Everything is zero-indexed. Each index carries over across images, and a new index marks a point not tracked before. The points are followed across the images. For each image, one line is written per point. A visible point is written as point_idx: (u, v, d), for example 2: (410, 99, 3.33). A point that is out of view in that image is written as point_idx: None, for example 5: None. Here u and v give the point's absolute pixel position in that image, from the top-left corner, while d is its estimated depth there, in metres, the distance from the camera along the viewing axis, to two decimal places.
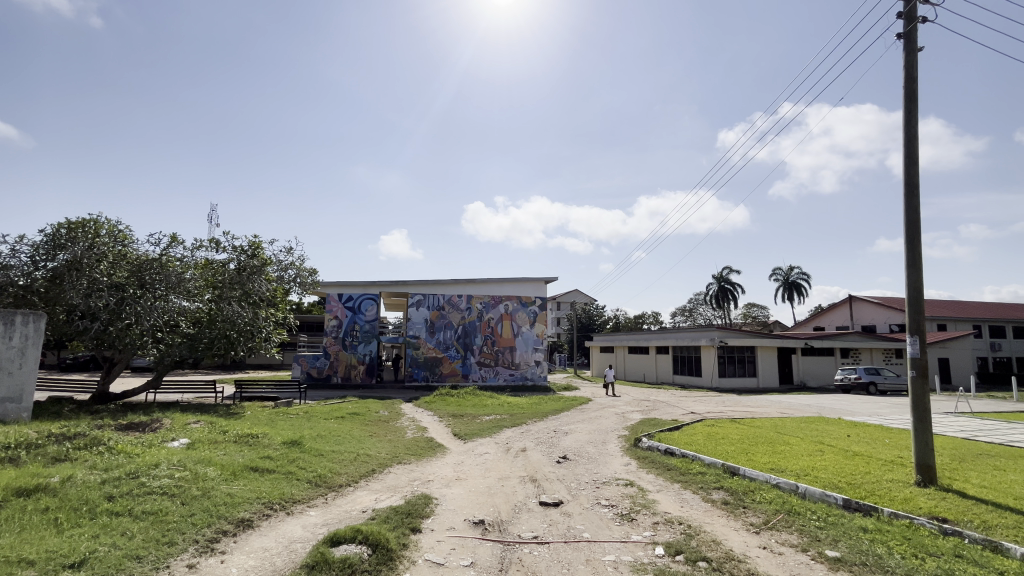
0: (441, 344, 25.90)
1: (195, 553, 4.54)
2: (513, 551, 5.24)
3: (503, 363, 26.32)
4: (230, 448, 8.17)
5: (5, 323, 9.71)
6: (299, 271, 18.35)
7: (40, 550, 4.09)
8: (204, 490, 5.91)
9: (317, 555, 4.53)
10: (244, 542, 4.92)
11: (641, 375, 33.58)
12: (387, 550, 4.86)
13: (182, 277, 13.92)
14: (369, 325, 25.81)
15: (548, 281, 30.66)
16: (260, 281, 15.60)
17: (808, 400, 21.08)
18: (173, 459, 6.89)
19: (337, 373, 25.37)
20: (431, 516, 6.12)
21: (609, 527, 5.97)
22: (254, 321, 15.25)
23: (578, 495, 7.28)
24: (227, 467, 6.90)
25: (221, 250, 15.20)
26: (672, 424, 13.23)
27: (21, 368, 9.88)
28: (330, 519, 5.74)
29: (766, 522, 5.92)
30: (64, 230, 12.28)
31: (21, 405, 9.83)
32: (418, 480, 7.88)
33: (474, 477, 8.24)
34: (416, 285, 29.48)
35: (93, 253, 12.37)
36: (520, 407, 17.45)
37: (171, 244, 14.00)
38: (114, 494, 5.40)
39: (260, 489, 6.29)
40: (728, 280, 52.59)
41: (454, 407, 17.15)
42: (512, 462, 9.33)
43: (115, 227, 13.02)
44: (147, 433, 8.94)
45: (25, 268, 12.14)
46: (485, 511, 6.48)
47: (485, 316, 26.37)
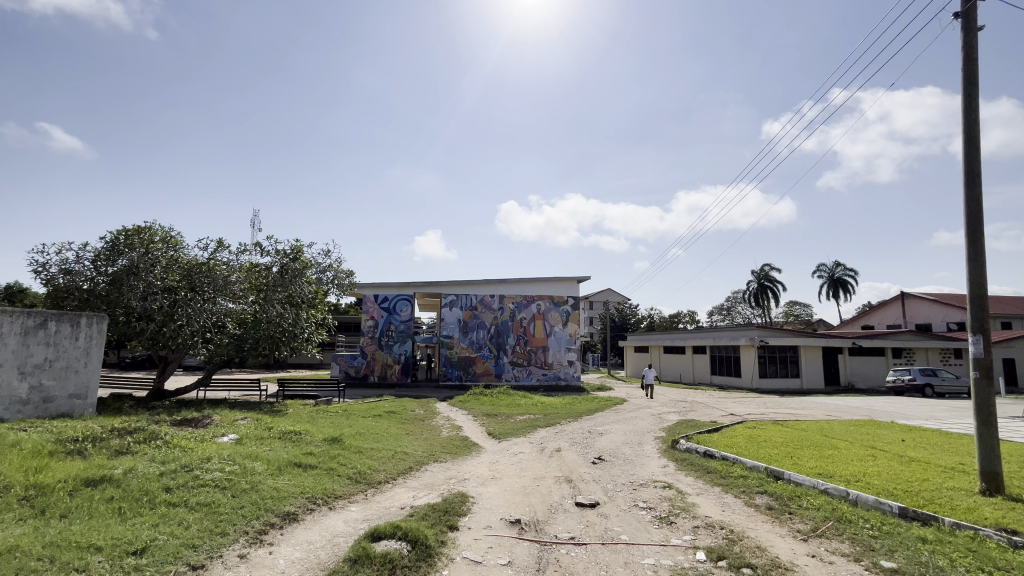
0: (474, 344, 26.13)
1: (245, 544, 4.74)
2: (550, 551, 5.23)
3: (536, 362, 26.28)
4: (276, 444, 8.50)
5: (72, 324, 10.51)
6: (337, 273, 18.87)
7: (106, 537, 4.35)
8: (252, 483, 6.17)
9: (360, 549, 4.66)
10: (290, 535, 5.10)
11: (677, 375, 32.80)
12: (425, 547, 4.92)
13: (228, 280, 14.55)
14: (404, 325, 26.29)
15: (580, 280, 30.53)
16: (301, 283, 16.15)
17: (856, 402, 20.09)
18: (223, 453, 7.22)
19: (374, 373, 25.98)
20: (467, 514, 6.17)
21: (647, 530, 5.87)
22: (295, 321, 15.80)
23: (615, 497, 7.18)
24: (273, 462, 7.18)
25: (264, 254, 15.85)
26: (710, 426, 12.91)
27: (86, 366, 10.66)
28: (370, 515, 5.88)
29: (814, 529, 5.68)
30: (122, 236, 13.13)
31: (86, 401, 10.61)
32: (454, 478, 7.96)
33: (509, 476, 8.27)
34: (449, 285, 29.92)
35: (148, 258, 13.17)
36: (554, 407, 17.38)
37: (217, 248, 14.68)
38: (170, 486, 5.69)
39: (304, 485, 6.50)
40: (769, 277, 50.70)
41: (488, 407, 17.28)
42: (547, 462, 9.31)
43: (167, 233, 13.77)
44: (198, 429, 9.40)
45: (88, 273, 13.04)
46: (520, 510, 6.49)
47: (517, 316, 26.38)
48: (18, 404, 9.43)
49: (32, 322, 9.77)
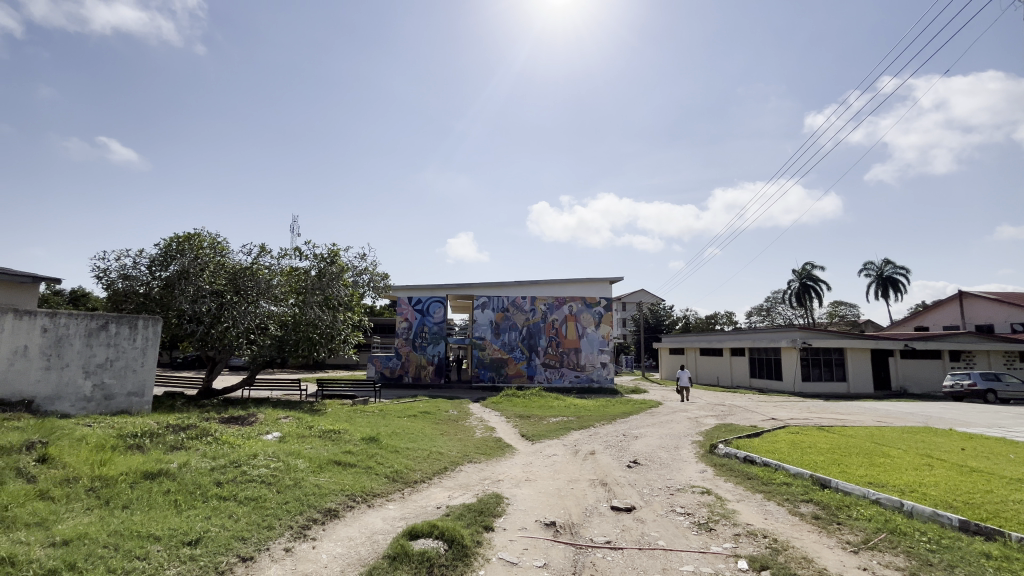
0: (506, 345, 26.24)
1: (290, 538, 4.93)
2: (585, 554, 5.20)
3: (568, 364, 26.13)
4: (317, 443, 8.79)
5: (131, 326, 11.09)
6: (373, 276, 19.33)
7: (165, 527, 4.61)
8: (296, 480, 6.40)
9: (398, 547, 4.76)
10: (332, 531, 5.27)
11: (715, 378, 31.90)
12: (462, 547, 4.98)
13: (270, 284, 15.14)
14: (437, 326, 26.66)
15: (613, 280, 30.20)
16: (338, 286, 16.67)
17: (909, 408, 19.04)
18: (269, 450, 7.52)
19: (408, 373, 26.45)
20: (502, 515, 6.20)
21: (686, 536, 5.74)
22: (333, 323, 16.29)
23: (651, 501, 7.07)
24: (314, 460, 7.44)
25: (304, 258, 16.41)
26: (750, 430, 12.51)
27: (143, 366, 11.19)
28: (407, 514, 5.99)
29: (866, 540, 5.41)
30: (174, 243, 13.92)
31: (143, 399, 11.15)
32: (489, 479, 8.02)
33: (543, 478, 8.26)
34: (481, 287, 30.18)
35: (197, 263, 13.90)
36: (587, 409, 17.25)
37: (260, 253, 15.31)
38: (221, 480, 5.98)
39: (344, 482, 6.70)
40: (811, 276, 48.66)
41: (521, 408, 17.30)
42: (581, 465, 9.25)
43: (214, 239, 14.48)
44: (245, 426, 9.82)
45: (145, 278, 13.88)
46: (555, 512, 6.48)
47: (549, 317, 26.32)
48: (81, 400, 10.21)
49: (94, 324, 10.52)
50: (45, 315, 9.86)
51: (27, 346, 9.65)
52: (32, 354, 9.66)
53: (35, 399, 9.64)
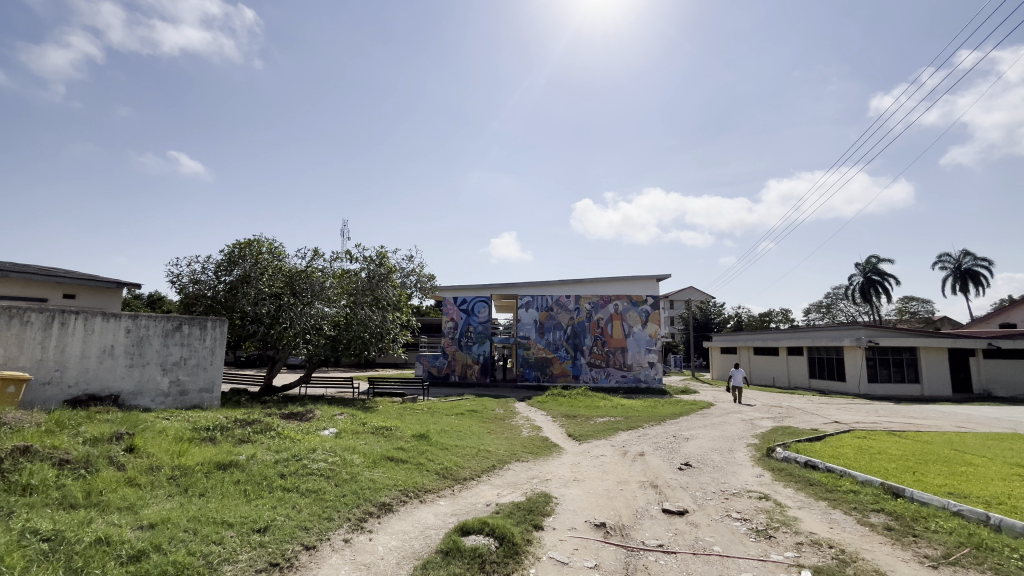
0: (551, 344, 26.17)
1: (349, 530, 5.14)
2: (638, 557, 5.11)
3: (614, 363, 25.70)
4: (370, 439, 9.12)
5: (201, 327, 11.95)
6: (419, 277, 19.80)
7: (237, 515, 4.93)
8: (352, 474, 6.67)
9: (451, 542, 4.87)
10: (387, 524, 5.45)
11: (770, 378, 30.43)
12: (512, 544, 5.02)
13: (324, 286, 15.83)
14: (482, 326, 26.96)
15: (660, 278, 29.45)
16: (387, 287, 17.19)
17: (994, 412, 17.41)
18: (326, 445, 7.88)
19: (455, 372, 26.91)
20: (551, 515, 6.20)
21: (743, 543, 5.52)
22: (383, 323, 16.84)
23: (705, 505, 6.85)
24: (369, 455, 7.72)
25: (354, 261, 17.03)
26: (811, 434, 11.84)
27: (212, 364, 12.05)
28: (458, 510, 6.11)
29: (947, 555, 5.00)
30: (237, 249, 14.83)
31: (212, 395, 12.04)
32: (537, 478, 8.03)
33: (592, 478, 8.18)
34: (525, 286, 30.26)
35: (258, 268, 14.76)
36: (635, 409, 16.93)
37: (314, 257, 16.04)
38: (284, 473, 6.33)
39: (397, 478, 6.91)
40: (877, 271, 45.48)
41: (566, 408, 17.20)
42: (631, 466, 9.10)
43: (272, 245, 15.30)
44: (304, 422, 10.33)
45: (212, 282, 14.89)
46: (605, 514, 6.41)
47: (594, 316, 26.01)
48: (159, 395, 11.11)
49: (170, 325, 11.39)
50: (128, 317, 10.76)
51: (113, 345, 10.50)
52: (118, 353, 10.54)
53: (121, 394, 10.51)
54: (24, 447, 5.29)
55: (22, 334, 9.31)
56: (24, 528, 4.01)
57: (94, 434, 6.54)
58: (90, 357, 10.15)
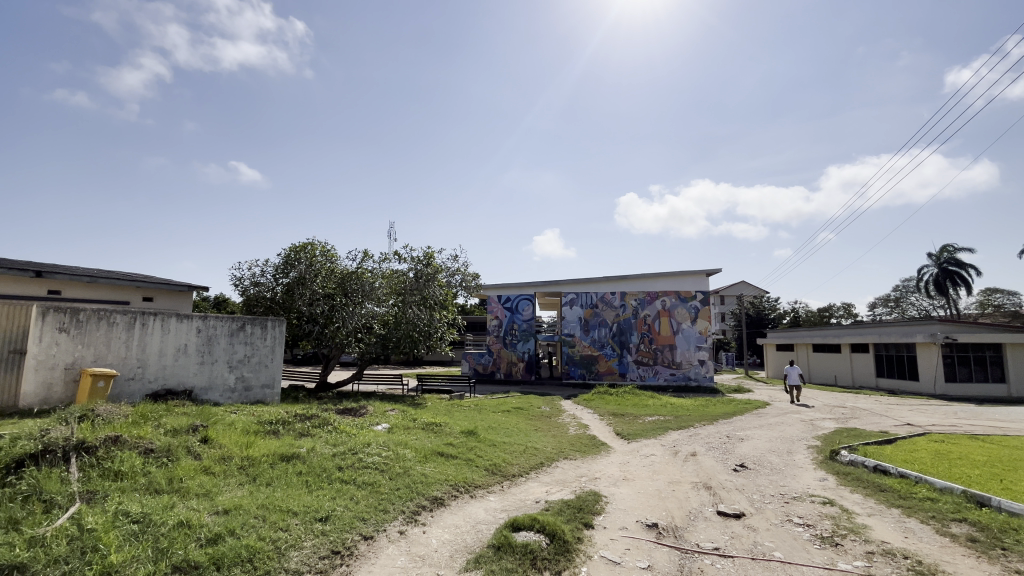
0: (597, 342, 25.86)
1: (404, 522, 5.32)
2: (693, 560, 4.98)
3: (662, 361, 25.07)
4: (421, 434, 9.37)
5: (263, 326, 12.62)
6: (464, 276, 20.11)
7: (300, 504, 5.21)
8: (405, 468, 6.88)
9: (502, 538, 4.93)
10: (440, 518, 5.58)
11: (832, 377, 28.70)
12: (563, 542, 5.01)
13: (373, 286, 16.36)
14: (526, 324, 27.03)
15: (710, 273, 28.45)
16: (434, 286, 17.55)
17: None
18: (379, 440, 8.16)
19: (500, 370, 27.13)
20: (602, 514, 6.14)
21: (806, 549, 5.26)
22: (430, 322, 17.23)
23: (763, 509, 6.56)
24: (420, 450, 7.93)
25: (402, 261, 17.50)
26: (881, 436, 11.08)
27: (272, 361, 12.70)
28: (508, 506, 6.16)
29: None
30: (293, 253, 15.61)
31: (273, 390, 12.71)
32: (586, 476, 7.98)
33: (642, 478, 8.02)
34: (569, 283, 30.05)
35: (312, 270, 15.47)
36: (685, 408, 16.44)
37: (364, 258, 16.60)
38: (342, 465, 6.61)
39: (448, 473, 7.06)
40: (953, 261, 41.88)
41: (613, 406, 16.96)
42: (682, 466, 8.86)
43: (325, 247, 15.98)
44: (358, 417, 10.75)
45: (271, 284, 15.75)
46: (657, 514, 6.27)
47: (641, 313, 25.46)
48: (227, 390, 11.90)
49: (235, 325, 12.13)
50: (198, 318, 11.55)
51: (186, 344, 11.33)
52: (190, 351, 11.36)
53: (194, 389, 11.34)
54: (115, 437, 5.79)
55: (109, 334, 10.20)
56: (118, 510, 4.41)
57: (173, 425, 7.10)
58: (167, 355, 11.00)
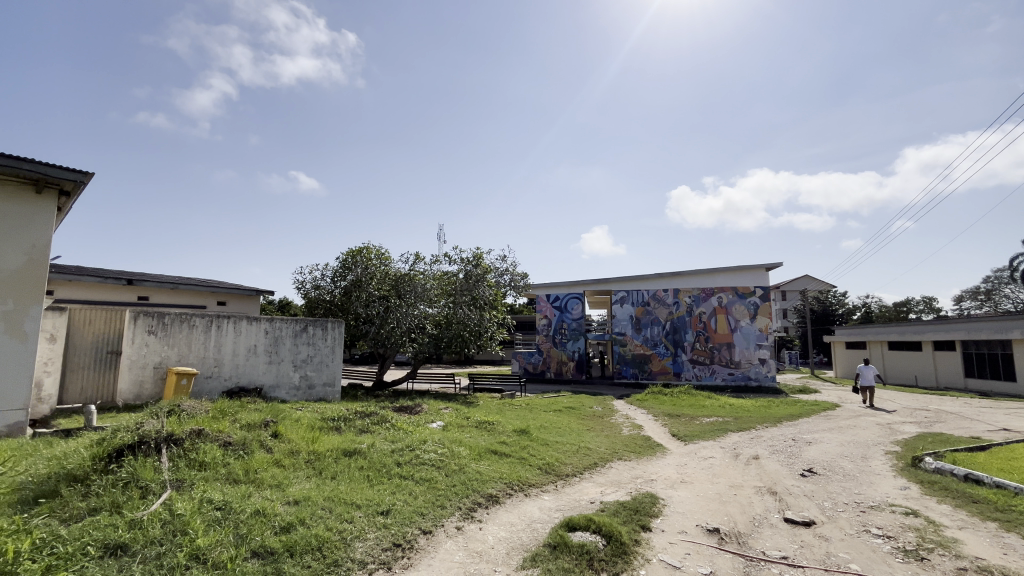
0: (649, 341, 25.23)
1: (460, 518, 5.43)
2: (758, 568, 4.75)
3: (719, 361, 24.08)
4: (475, 433, 9.52)
5: (323, 328, 13.29)
6: (513, 276, 20.25)
7: (363, 497, 5.45)
8: (460, 465, 7.03)
9: (558, 537, 4.93)
10: (495, 515, 5.66)
11: (913, 378, 26.41)
12: (620, 544, 4.94)
13: (425, 287, 16.80)
14: (576, 323, 26.81)
15: (770, 267, 27.02)
16: (483, 286, 17.78)
17: None
18: (435, 437, 8.37)
19: (550, 369, 27.07)
20: (659, 516, 5.99)
21: (886, 563, 4.88)
22: (480, 322, 17.47)
23: (836, 517, 6.16)
24: (474, 448, 8.07)
25: (452, 263, 17.85)
26: (972, 442, 10.09)
27: (333, 361, 13.36)
28: (562, 505, 6.15)
29: None
30: (349, 257, 16.35)
31: (334, 388, 13.36)
32: (641, 477, 7.81)
33: (700, 481, 7.75)
34: (619, 281, 29.51)
35: (368, 273, 16.13)
36: (746, 409, 15.70)
37: (416, 261, 17.09)
38: (401, 461, 6.85)
39: (502, 471, 7.15)
40: None
41: (668, 406, 16.49)
42: (744, 470, 8.48)
43: (379, 251, 16.60)
44: (414, 415, 11.08)
45: (330, 287, 16.57)
46: (719, 519, 6.04)
47: (695, 310, 24.56)
48: (293, 388, 12.62)
49: (299, 326, 12.85)
50: (266, 320, 12.34)
51: (256, 345, 12.11)
52: (260, 351, 12.14)
53: (264, 387, 12.11)
54: (199, 430, 6.29)
55: (189, 335, 11.09)
56: (203, 498, 4.80)
57: (248, 420, 7.63)
58: (239, 355, 11.82)
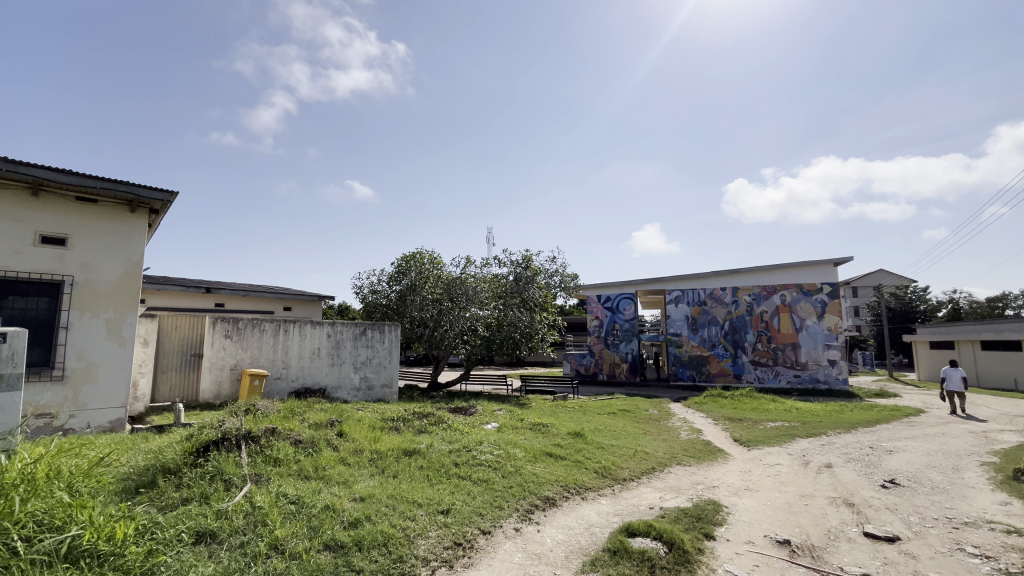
0: (706, 341, 24.27)
1: (518, 519, 5.47)
2: None
3: (784, 362, 22.77)
4: (529, 434, 9.56)
5: (381, 331, 13.83)
6: (562, 278, 20.20)
7: (423, 496, 5.62)
8: (516, 467, 7.08)
9: (618, 542, 4.85)
10: (553, 518, 5.66)
11: (1012, 381, 23.77)
12: (683, 552, 4.79)
13: (476, 291, 17.08)
14: (628, 324, 26.22)
15: (838, 262, 25.28)
16: (533, 288, 17.83)
17: None
18: (490, 438, 8.48)
19: (603, 371, 26.68)
20: (723, 525, 5.75)
21: None
22: (531, 323, 17.51)
23: (924, 533, 5.66)
24: (529, 450, 8.10)
25: (502, 265, 18.05)
26: None
27: (390, 363, 13.86)
28: (621, 510, 6.05)
29: None
30: (404, 262, 16.93)
31: (391, 389, 13.87)
32: (702, 483, 7.53)
33: (767, 489, 7.36)
34: (673, 280, 28.64)
35: (421, 278, 16.62)
36: (815, 414, 14.75)
37: (467, 264, 17.42)
38: (458, 461, 7.00)
39: (558, 473, 7.13)
40: None
41: (730, 410, 15.78)
42: (816, 478, 7.98)
43: (432, 256, 17.07)
44: (469, 416, 11.28)
45: (386, 292, 17.20)
46: (789, 530, 5.71)
47: (756, 310, 23.38)
48: (354, 388, 13.22)
49: (358, 330, 13.44)
50: (328, 324, 12.97)
51: (320, 347, 12.78)
52: (323, 354, 12.80)
53: (327, 388, 12.76)
54: (273, 428, 6.73)
55: (260, 339, 11.85)
56: (279, 492, 5.13)
57: (316, 420, 8.06)
58: (305, 357, 12.53)
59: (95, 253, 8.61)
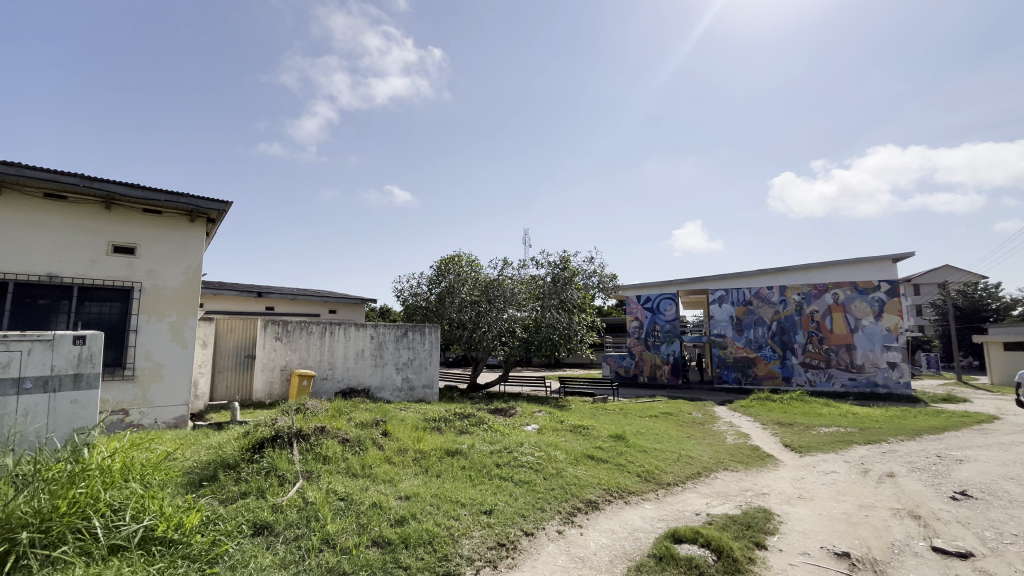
0: (753, 343, 23.37)
1: (561, 522, 5.45)
2: None
3: (838, 364, 21.61)
4: (570, 437, 9.50)
5: (421, 332, 14.12)
6: (601, 278, 19.98)
7: (466, 496, 5.69)
8: (557, 469, 7.05)
9: (664, 548, 4.75)
10: (596, 521, 5.60)
11: None
12: (732, 560, 4.63)
13: (514, 292, 17.15)
14: (669, 325, 25.55)
15: (897, 258, 23.79)
16: (571, 289, 17.73)
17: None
18: (530, 440, 8.48)
19: (644, 373, 26.19)
20: (775, 534, 5.52)
21: None
22: (570, 324, 17.39)
23: (1002, 550, 5.23)
24: (570, 452, 8.05)
25: (539, 267, 18.05)
26: None
27: (430, 364, 14.13)
28: (666, 515, 5.91)
29: None
30: (442, 265, 17.24)
31: (432, 389, 14.15)
32: (752, 490, 7.25)
33: (823, 498, 7.00)
34: (716, 279, 27.76)
35: (459, 280, 16.87)
36: (874, 419, 13.91)
37: (504, 266, 17.53)
38: (500, 462, 7.05)
39: (600, 476, 7.04)
40: None
41: (779, 414, 15.13)
42: (876, 488, 7.52)
43: (469, 258, 17.30)
44: (509, 418, 11.33)
45: (426, 294, 17.55)
46: (848, 542, 5.41)
47: (806, 309, 22.31)
48: (396, 388, 13.55)
49: (399, 331, 13.77)
50: (371, 326, 13.37)
51: (363, 348, 13.17)
52: (367, 355, 13.19)
53: (371, 388, 13.13)
54: (322, 427, 6.99)
55: (308, 341, 12.34)
56: (329, 488, 5.33)
57: (361, 419, 8.31)
58: (350, 358, 12.94)
59: (161, 261, 9.23)
